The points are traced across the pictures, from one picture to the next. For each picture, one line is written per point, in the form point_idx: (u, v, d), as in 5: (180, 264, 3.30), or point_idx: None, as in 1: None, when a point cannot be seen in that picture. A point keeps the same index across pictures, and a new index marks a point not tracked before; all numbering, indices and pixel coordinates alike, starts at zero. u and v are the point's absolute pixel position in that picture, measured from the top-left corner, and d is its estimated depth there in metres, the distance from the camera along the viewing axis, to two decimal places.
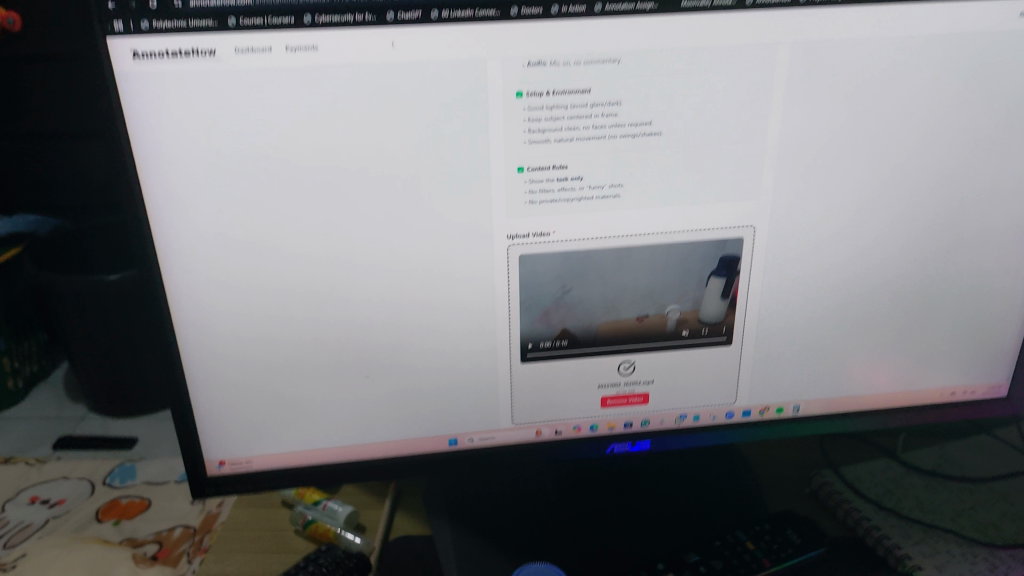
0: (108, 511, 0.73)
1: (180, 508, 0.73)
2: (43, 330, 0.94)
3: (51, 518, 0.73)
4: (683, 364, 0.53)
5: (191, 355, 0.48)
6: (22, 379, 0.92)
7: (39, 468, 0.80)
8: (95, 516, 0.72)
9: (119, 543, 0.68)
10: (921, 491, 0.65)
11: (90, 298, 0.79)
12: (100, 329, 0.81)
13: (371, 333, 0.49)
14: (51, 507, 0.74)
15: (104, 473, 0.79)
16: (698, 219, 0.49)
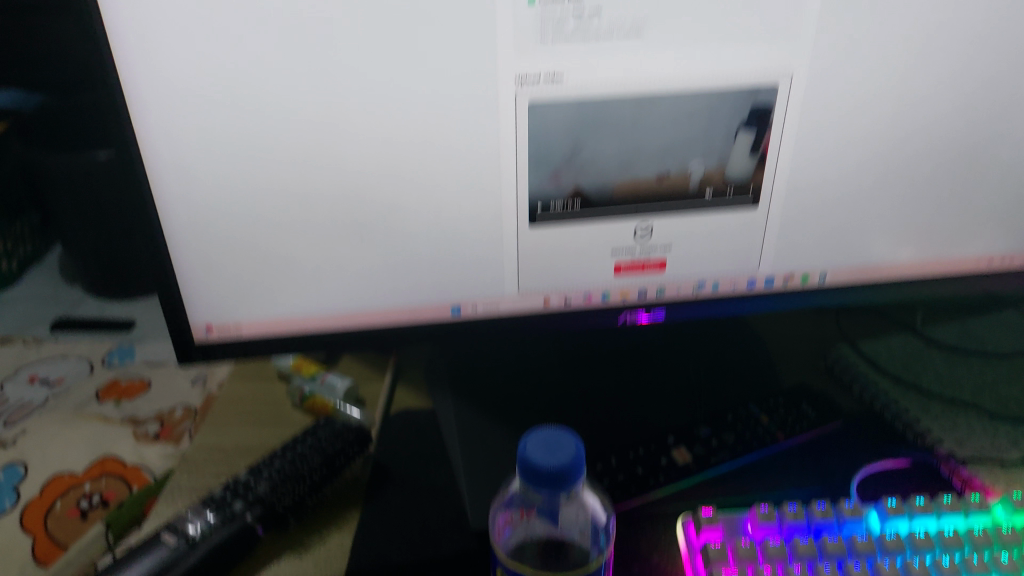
0: (108, 390, 0.71)
1: (180, 389, 0.71)
2: (31, 207, 0.87)
3: (50, 396, 0.71)
4: (704, 228, 0.49)
5: (171, 208, 0.44)
6: (16, 262, 0.85)
7: (36, 348, 0.77)
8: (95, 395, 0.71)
9: (121, 424, 0.67)
10: (941, 366, 0.63)
11: (76, 179, 0.73)
12: (94, 215, 0.76)
13: (367, 188, 0.45)
14: (49, 386, 0.72)
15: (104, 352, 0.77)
16: (728, 62, 0.44)
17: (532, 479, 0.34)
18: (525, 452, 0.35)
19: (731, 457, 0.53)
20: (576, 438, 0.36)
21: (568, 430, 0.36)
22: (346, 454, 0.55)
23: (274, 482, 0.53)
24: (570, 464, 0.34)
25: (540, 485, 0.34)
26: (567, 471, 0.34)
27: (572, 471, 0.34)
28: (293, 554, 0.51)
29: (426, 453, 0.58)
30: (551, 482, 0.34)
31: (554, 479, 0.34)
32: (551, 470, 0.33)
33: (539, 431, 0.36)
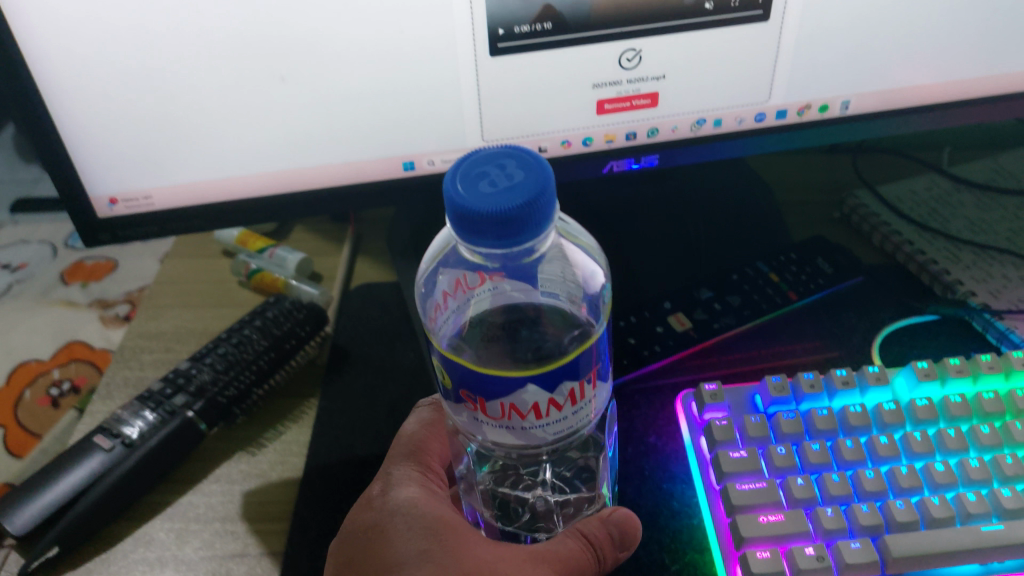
0: (74, 274, 0.64)
1: (149, 268, 0.64)
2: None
3: (13, 284, 0.64)
4: (706, 51, 0.40)
5: (33, 58, 0.34)
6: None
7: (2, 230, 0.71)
8: (60, 280, 0.64)
9: (89, 306, 0.61)
10: (971, 209, 0.55)
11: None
12: None
13: (279, 23, 0.35)
14: (13, 273, 0.66)
15: (67, 234, 0.69)
16: None
17: (471, 227, 0.25)
18: (461, 189, 0.26)
19: (736, 322, 0.47)
20: (533, 171, 0.27)
21: (527, 161, 0.27)
22: (296, 335, 0.48)
23: (219, 371, 0.46)
24: (528, 204, 0.25)
25: (485, 232, 0.25)
26: (523, 213, 0.25)
27: (528, 215, 0.25)
28: (245, 453, 0.45)
29: (390, 333, 0.51)
30: (498, 229, 0.25)
31: (503, 225, 0.25)
32: (499, 212, 0.25)
33: (484, 164, 0.27)
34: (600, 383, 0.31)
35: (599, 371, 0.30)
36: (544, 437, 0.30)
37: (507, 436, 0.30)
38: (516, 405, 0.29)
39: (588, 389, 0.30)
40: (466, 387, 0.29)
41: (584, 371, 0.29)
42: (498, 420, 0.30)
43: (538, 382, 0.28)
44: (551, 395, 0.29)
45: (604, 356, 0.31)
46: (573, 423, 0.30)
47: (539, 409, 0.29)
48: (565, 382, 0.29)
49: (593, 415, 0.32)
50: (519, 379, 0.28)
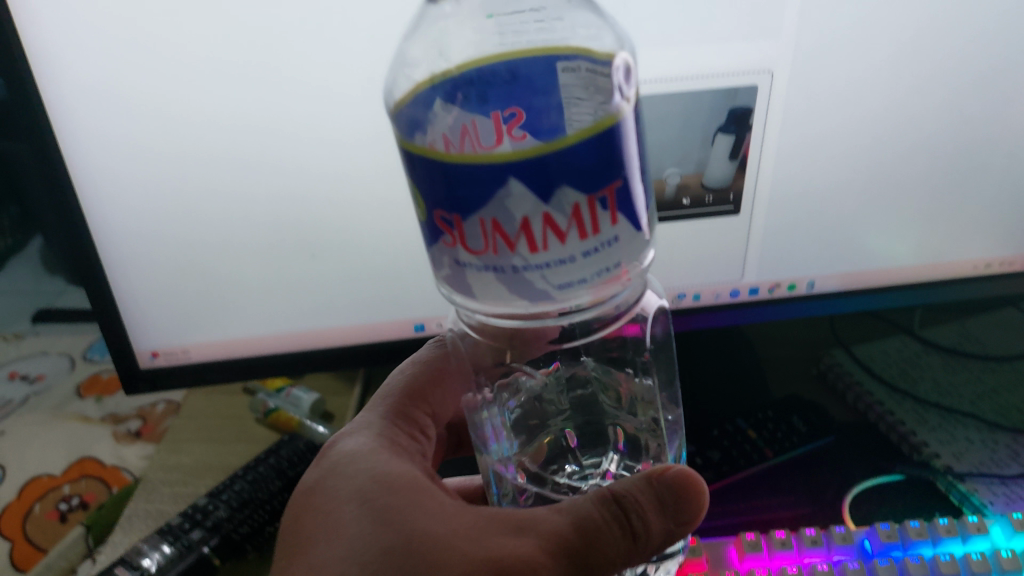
0: (89, 386, 0.65)
1: None
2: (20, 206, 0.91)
3: (29, 395, 0.65)
4: (683, 237, 0.45)
5: (101, 228, 0.42)
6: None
7: (17, 344, 0.71)
8: (74, 393, 0.65)
9: (101, 420, 0.61)
10: (939, 372, 0.59)
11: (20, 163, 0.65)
12: None
13: (311, 207, 0.42)
14: (30, 383, 0.66)
15: (85, 345, 0.70)
16: (708, 62, 0.40)
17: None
18: None
19: (716, 476, 0.51)
20: None
21: None
22: None
23: (234, 506, 0.50)
24: None
25: None
26: None
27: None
28: None
29: None
30: None
31: None
32: None
33: None
34: (623, 221, 0.27)
35: (620, 192, 0.26)
36: (545, 289, 0.27)
37: (491, 283, 0.27)
38: (499, 222, 0.26)
39: (602, 225, 0.26)
40: (445, 208, 0.26)
41: (588, 189, 0.25)
42: (479, 259, 0.27)
43: (522, 177, 0.25)
44: (546, 208, 0.25)
45: (628, 184, 0.27)
46: (577, 272, 0.27)
47: (531, 236, 0.26)
48: (563, 189, 0.25)
49: (611, 272, 0.27)
50: (497, 165, 0.25)
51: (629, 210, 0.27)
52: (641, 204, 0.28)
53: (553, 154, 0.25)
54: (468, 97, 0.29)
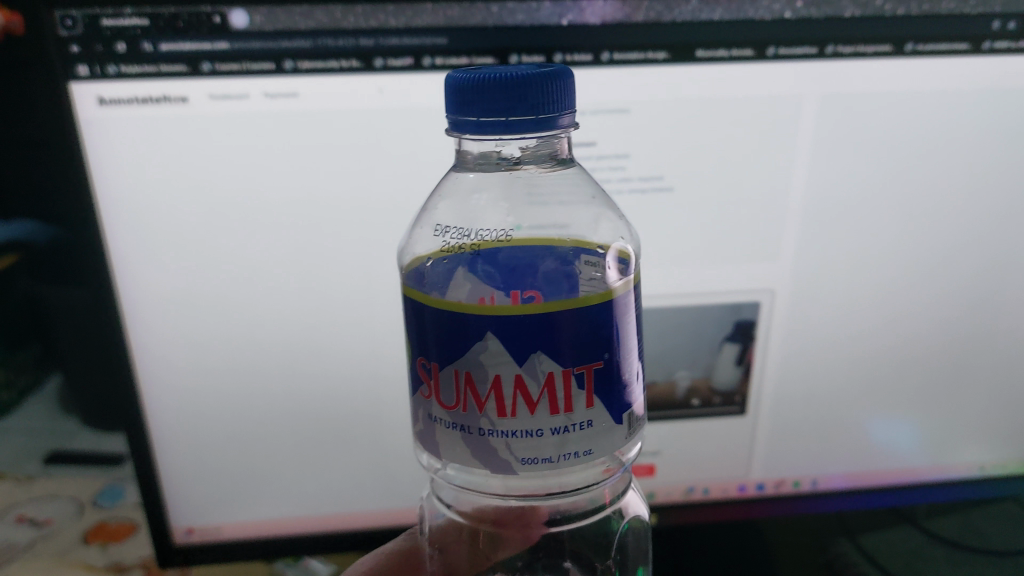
0: (95, 534, 0.65)
1: None
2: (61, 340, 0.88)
3: (36, 539, 0.64)
4: (693, 435, 0.48)
5: (155, 414, 0.45)
6: (18, 392, 0.79)
7: (28, 486, 0.70)
8: (80, 540, 0.65)
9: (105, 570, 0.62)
10: (943, 565, 0.60)
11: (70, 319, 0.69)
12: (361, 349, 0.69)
13: (350, 398, 0.46)
14: (37, 528, 0.65)
15: (93, 490, 0.70)
16: (716, 280, 0.45)
17: (473, 95, 0.29)
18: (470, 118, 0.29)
19: None
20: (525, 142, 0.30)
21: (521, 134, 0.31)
22: None
23: None
24: (541, 89, 0.29)
25: (492, 95, 0.29)
26: (538, 85, 0.29)
27: (531, 89, 0.29)
28: None
29: None
30: (508, 94, 0.29)
31: (517, 88, 0.29)
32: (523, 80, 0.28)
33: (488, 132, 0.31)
34: (598, 404, 0.30)
35: (598, 373, 0.30)
36: (508, 461, 0.30)
37: (458, 441, 0.31)
38: (472, 380, 0.29)
39: (573, 402, 0.30)
40: (430, 358, 0.30)
41: (563, 362, 0.29)
42: (451, 414, 0.30)
43: (502, 338, 0.28)
44: (521, 374, 0.29)
45: (605, 376, 0.30)
46: (538, 445, 0.30)
47: (500, 396, 0.29)
48: (538, 356, 0.29)
49: (575, 454, 0.30)
50: (487, 323, 0.28)
51: (607, 395, 0.30)
52: (621, 393, 0.31)
53: (542, 318, 0.28)
54: (480, 261, 0.34)
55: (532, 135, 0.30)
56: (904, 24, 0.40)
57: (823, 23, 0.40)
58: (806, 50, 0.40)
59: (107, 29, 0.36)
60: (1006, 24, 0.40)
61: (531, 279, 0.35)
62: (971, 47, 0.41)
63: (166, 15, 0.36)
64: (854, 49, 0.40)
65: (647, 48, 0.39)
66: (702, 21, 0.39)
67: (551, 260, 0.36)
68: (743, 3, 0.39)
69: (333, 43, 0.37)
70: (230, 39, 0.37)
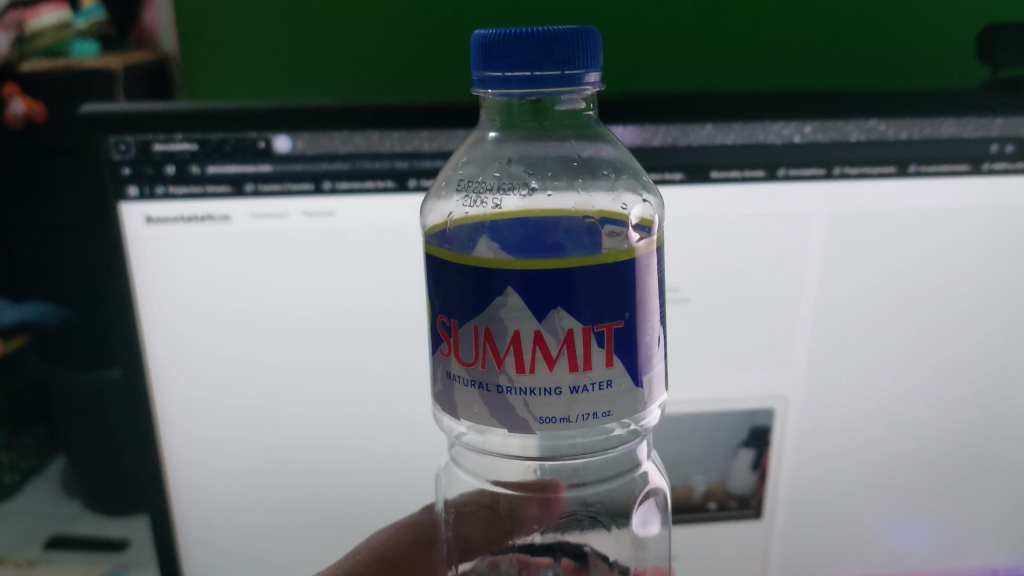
0: None
1: None
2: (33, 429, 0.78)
3: None
4: (709, 538, 0.49)
5: (182, 514, 0.46)
6: (21, 474, 0.73)
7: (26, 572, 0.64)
8: None
9: None
10: None
11: (90, 400, 0.66)
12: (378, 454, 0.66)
13: (370, 503, 0.46)
14: None
15: None
16: (730, 387, 0.46)
17: (500, 50, 0.30)
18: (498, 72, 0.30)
19: None
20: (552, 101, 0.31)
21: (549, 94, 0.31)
22: None
23: None
24: (570, 46, 0.29)
25: (521, 47, 0.29)
26: (566, 41, 0.29)
27: (559, 44, 0.29)
28: None
29: None
30: (536, 46, 0.29)
31: (544, 42, 0.29)
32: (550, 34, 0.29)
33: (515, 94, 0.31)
34: (617, 365, 0.31)
35: (617, 333, 0.30)
36: (525, 418, 0.30)
37: (476, 399, 0.31)
38: (493, 337, 0.30)
39: (592, 360, 0.30)
40: (451, 314, 0.31)
41: (584, 319, 0.30)
42: (470, 371, 0.31)
43: (522, 288, 0.29)
44: (541, 329, 0.30)
45: (624, 334, 0.31)
46: (556, 403, 0.30)
47: (519, 351, 0.30)
48: (558, 312, 0.29)
49: (594, 415, 0.31)
50: (508, 277, 0.29)
51: (627, 356, 0.31)
52: (643, 355, 0.32)
53: (563, 273, 0.29)
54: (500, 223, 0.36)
55: (559, 95, 0.31)
56: (905, 148, 0.43)
57: (830, 146, 0.42)
58: (814, 171, 0.43)
59: (157, 153, 0.39)
60: (1004, 147, 0.43)
61: (552, 235, 0.37)
62: (971, 167, 0.43)
63: (215, 140, 0.39)
64: (861, 170, 0.43)
65: (664, 169, 0.42)
66: (716, 145, 0.42)
67: (572, 215, 0.38)
68: (753, 129, 0.42)
69: (370, 165, 0.40)
70: (274, 162, 0.40)
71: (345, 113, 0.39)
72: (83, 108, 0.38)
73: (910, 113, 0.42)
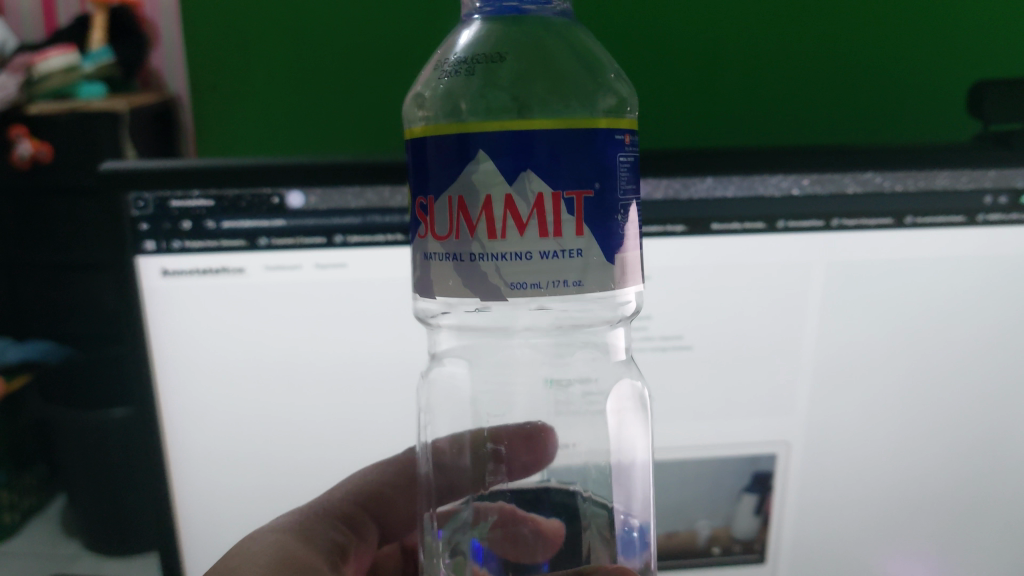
0: None
1: None
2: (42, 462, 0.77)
3: None
4: None
5: (192, 562, 0.46)
6: (20, 514, 0.72)
7: None
8: None
9: None
10: None
11: (91, 439, 0.65)
12: None
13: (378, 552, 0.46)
14: None
15: None
16: (734, 433, 0.47)
17: None
18: None
19: None
20: None
21: None
22: None
23: None
24: None
25: None
26: None
27: None
28: None
29: None
30: None
31: None
32: None
33: None
34: (588, 234, 0.31)
35: (589, 202, 0.31)
36: (497, 283, 0.31)
37: (450, 274, 0.32)
38: (467, 208, 0.31)
39: (562, 226, 0.30)
40: (428, 195, 0.32)
41: (554, 184, 0.30)
42: (445, 246, 0.32)
43: (489, 151, 0.30)
44: (511, 194, 0.30)
45: (595, 200, 0.31)
46: (527, 269, 0.30)
47: (491, 218, 0.30)
48: (528, 175, 0.30)
49: (563, 283, 0.31)
50: (482, 140, 0.30)
51: (599, 227, 0.31)
52: (615, 231, 0.32)
53: (533, 137, 0.30)
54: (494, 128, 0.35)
55: None
56: (902, 199, 0.44)
57: (828, 199, 0.44)
58: (812, 222, 0.44)
59: (175, 209, 0.41)
60: (998, 199, 0.44)
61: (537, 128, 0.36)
62: (966, 218, 0.44)
63: (230, 196, 0.41)
64: (858, 222, 0.44)
65: (667, 221, 0.43)
66: (717, 198, 0.43)
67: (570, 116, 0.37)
68: (753, 182, 0.43)
69: (380, 219, 0.41)
70: (287, 217, 0.41)
71: (357, 168, 0.41)
72: (105, 166, 0.40)
73: (906, 167, 0.44)
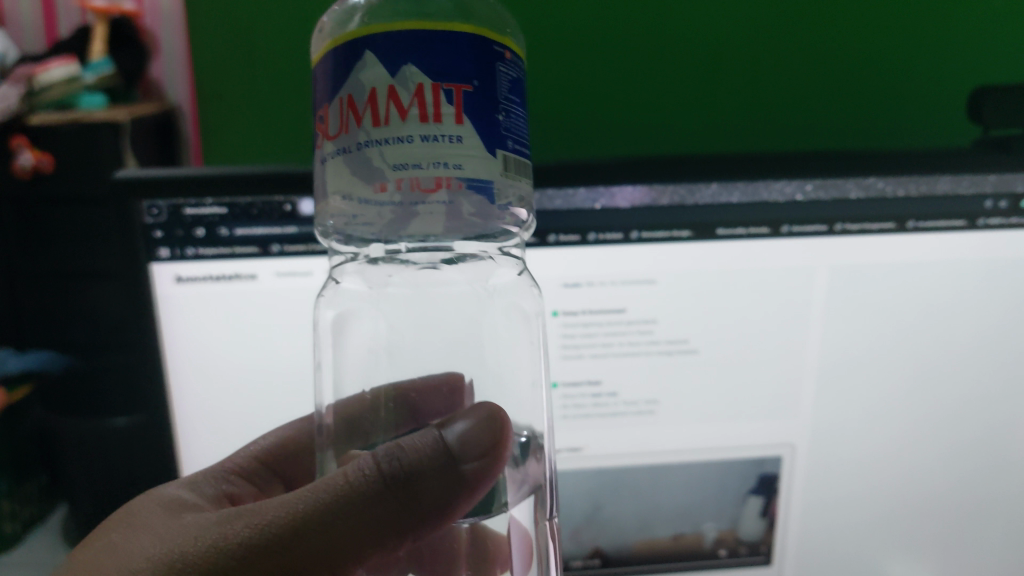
0: None
1: None
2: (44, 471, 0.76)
3: None
4: None
5: None
6: (21, 524, 0.71)
7: None
8: None
9: None
10: None
11: (100, 447, 0.66)
12: None
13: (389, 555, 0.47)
14: None
15: None
16: (740, 436, 0.47)
17: None
18: None
19: None
20: None
21: None
22: None
23: None
24: None
25: None
26: None
27: None
28: None
29: None
30: None
31: None
32: None
33: None
34: (467, 124, 0.29)
35: (468, 96, 0.29)
36: (380, 172, 0.29)
37: (341, 171, 0.30)
38: (355, 103, 0.29)
39: (441, 113, 0.28)
40: (324, 100, 0.31)
41: (435, 76, 0.28)
42: (338, 143, 0.30)
43: (372, 50, 0.28)
44: (394, 86, 0.28)
45: (473, 92, 0.29)
46: (408, 153, 0.28)
47: (375, 109, 0.28)
48: (412, 69, 0.28)
49: (443, 165, 0.28)
50: (367, 42, 0.28)
51: (478, 120, 0.29)
52: (495, 126, 0.30)
53: (418, 36, 0.28)
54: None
55: None
56: (904, 205, 0.45)
57: (832, 205, 0.44)
58: (816, 227, 0.44)
59: (188, 217, 0.41)
60: (998, 203, 0.45)
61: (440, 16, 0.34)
62: (967, 223, 0.45)
63: (243, 205, 0.41)
64: (862, 227, 0.45)
65: (672, 227, 0.44)
66: (721, 203, 0.44)
67: None
68: (758, 188, 0.44)
69: None
70: (299, 223, 0.42)
71: None
72: (118, 174, 0.40)
73: (908, 172, 0.44)
